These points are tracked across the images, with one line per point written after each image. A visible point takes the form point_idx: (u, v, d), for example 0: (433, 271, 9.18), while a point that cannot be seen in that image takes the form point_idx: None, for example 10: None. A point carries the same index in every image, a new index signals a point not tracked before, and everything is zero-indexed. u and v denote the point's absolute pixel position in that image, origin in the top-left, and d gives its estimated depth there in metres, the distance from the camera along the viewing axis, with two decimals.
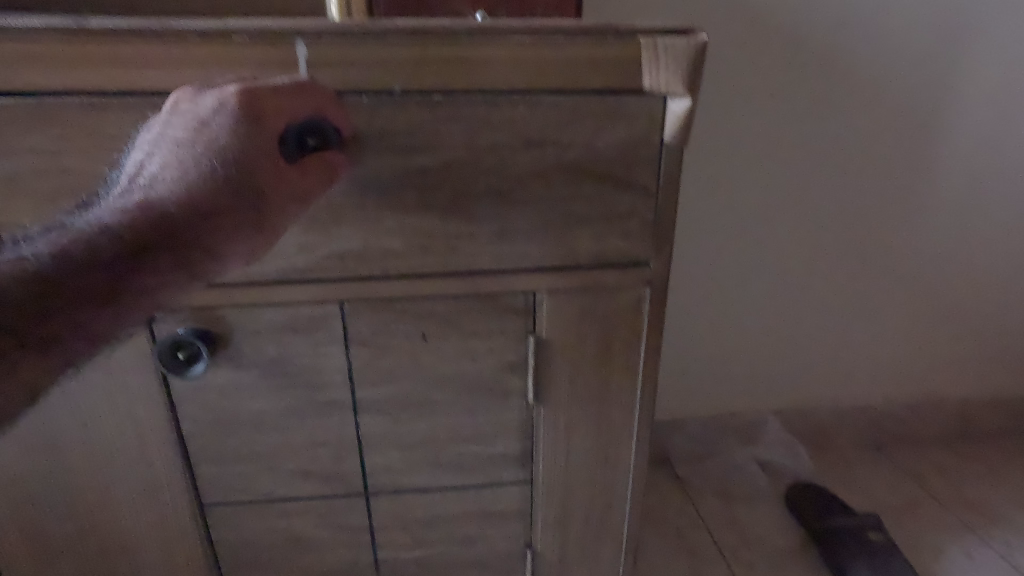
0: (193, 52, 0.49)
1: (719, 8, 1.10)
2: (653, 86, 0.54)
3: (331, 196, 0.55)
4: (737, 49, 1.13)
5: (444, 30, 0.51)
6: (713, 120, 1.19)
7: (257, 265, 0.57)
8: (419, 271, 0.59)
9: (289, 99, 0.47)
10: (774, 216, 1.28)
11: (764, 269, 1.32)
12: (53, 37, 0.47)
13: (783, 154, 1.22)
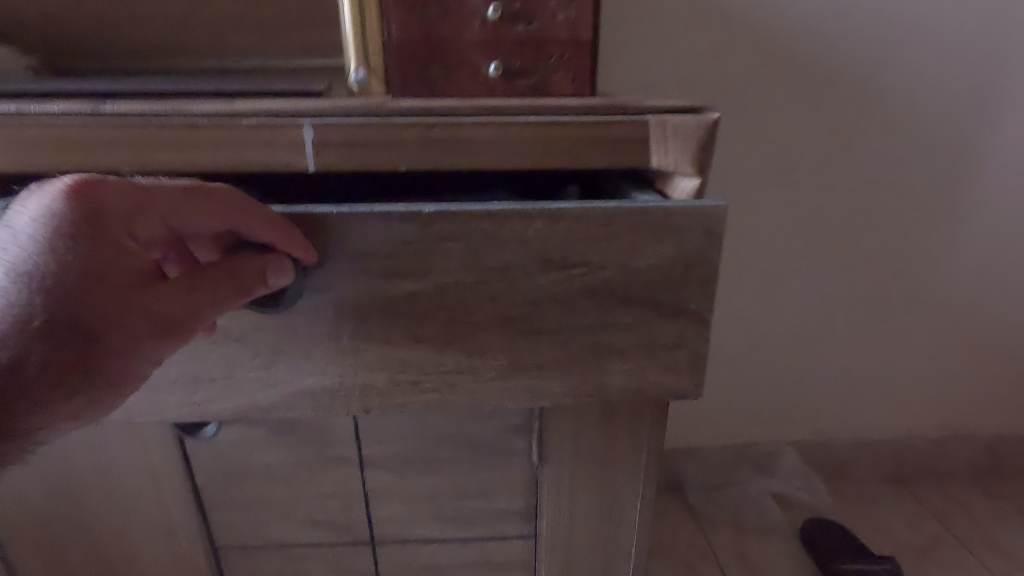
0: (203, 134, 0.50)
1: (745, 41, 1.08)
2: (661, 164, 0.53)
3: (308, 325, 0.42)
4: (760, 78, 1.10)
5: (450, 112, 0.52)
6: (735, 149, 1.16)
7: (195, 395, 0.44)
8: (407, 404, 0.45)
9: (163, 203, 0.35)
10: (798, 249, 1.25)
11: (785, 301, 1.30)
12: (70, 122, 0.49)
13: (806, 184, 1.19)
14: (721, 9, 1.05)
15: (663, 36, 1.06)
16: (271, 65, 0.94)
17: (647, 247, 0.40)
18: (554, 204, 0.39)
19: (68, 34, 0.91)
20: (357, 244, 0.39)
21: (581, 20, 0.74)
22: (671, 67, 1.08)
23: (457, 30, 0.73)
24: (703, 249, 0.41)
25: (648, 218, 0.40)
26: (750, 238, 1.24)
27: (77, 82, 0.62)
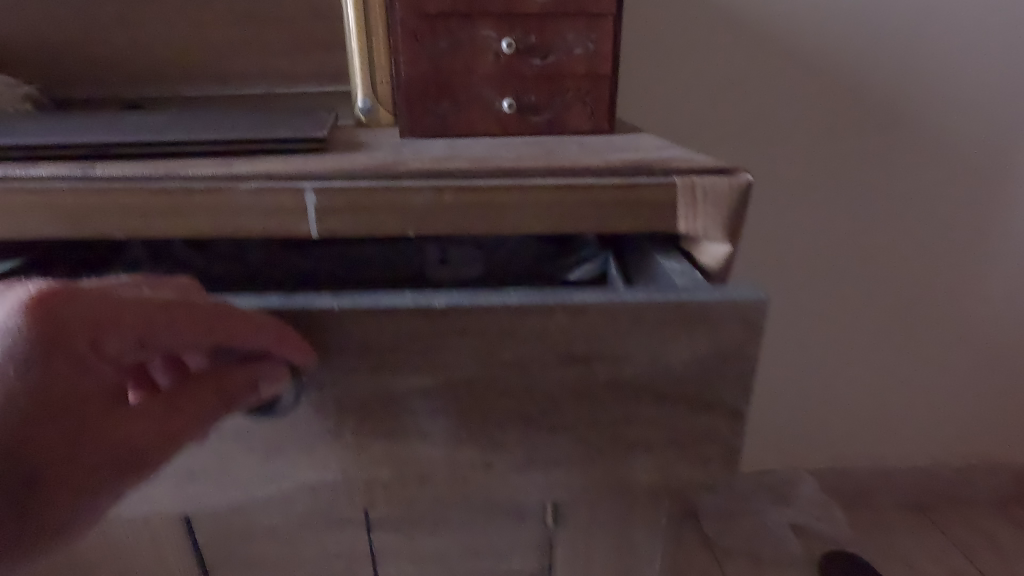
0: (197, 199, 0.47)
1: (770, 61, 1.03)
2: (689, 230, 0.49)
3: (308, 420, 0.38)
4: (785, 98, 1.05)
5: (462, 176, 0.48)
6: (758, 173, 1.11)
7: (189, 486, 0.41)
8: (416, 499, 0.41)
9: (139, 321, 0.31)
10: (824, 274, 1.20)
11: (808, 326, 1.25)
12: (58, 187, 0.47)
13: (832, 208, 1.14)
14: (745, 29, 1.00)
15: (683, 57, 1.01)
16: (276, 92, 0.90)
17: (682, 343, 0.35)
18: (577, 296, 0.35)
19: (64, 60, 0.87)
20: (359, 342, 0.36)
21: (600, 54, 0.70)
22: (692, 88, 1.03)
23: (469, 65, 0.69)
24: (748, 345, 0.36)
25: (684, 313, 0.35)
26: (772, 264, 1.19)
27: (70, 130, 0.59)
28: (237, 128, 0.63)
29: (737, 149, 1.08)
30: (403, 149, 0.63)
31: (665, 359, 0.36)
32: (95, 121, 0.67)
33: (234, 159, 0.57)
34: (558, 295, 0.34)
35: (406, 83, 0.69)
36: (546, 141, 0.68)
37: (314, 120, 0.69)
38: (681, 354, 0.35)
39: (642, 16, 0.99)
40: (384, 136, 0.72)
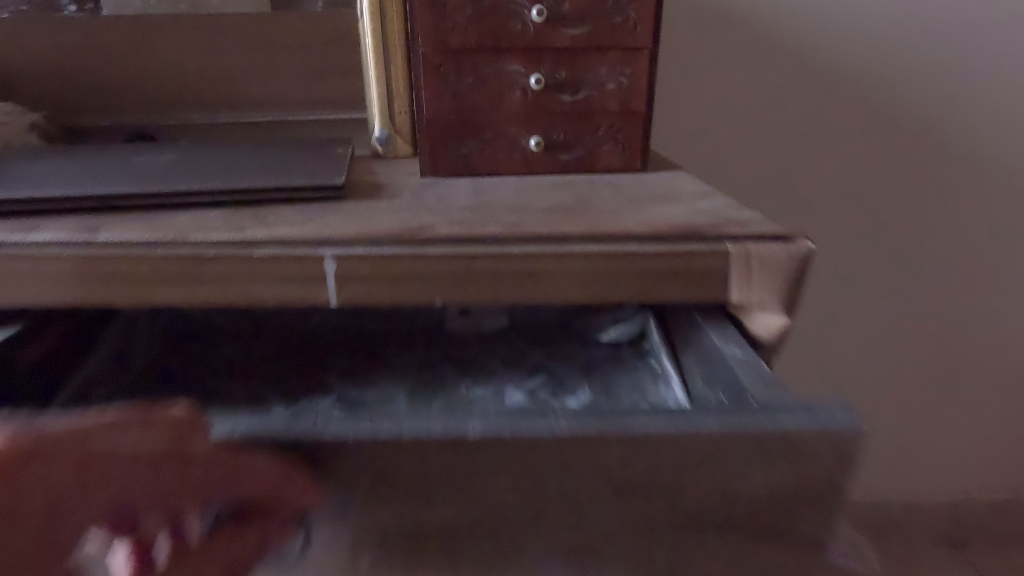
0: (210, 267, 0.44)
1: (820, 86, 0.92)
2: (741, 301, 0.45)
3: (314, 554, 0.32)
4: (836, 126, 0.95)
5: (496, 241, 0.45)
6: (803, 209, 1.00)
7: None
8: None
9: (114, 482, 0.26)
10: (871, 311, 1.10)
11: (850, 365, 1.16)
12: (61, 255, 0.43)
13: (882, 245, 1.04)
14: (795, 53, 0.90)
15: (725, 81, 0.91)
16: (288, 119, 0.86)
17: (758, 474, 0.31)
18: (643, 426, 0.30)
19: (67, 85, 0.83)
20: (380, 473, 0.30)
21: (635, 89, 0.65)
22: (733, 113, 0.93)
23: (494, 101, 0.65)
24: (833, 473, 0.31)
25: (765, 441, 0.30)
26: (813, 300, 1.10)
27: (72, 177, 0.56)
28: (248, 172, 0.59)
29: (780, 183, 0.98)
30: (426, 194, 0.60)
31: (738, 488, 0.31)
32: (100, 161, 0.63)
33: (246, 210, 0.53)
34: (619, 423, 0.30)
35: (428, 120, 0.65)
36: (577, 183, 0.64)
37: (329, 158, 0.65)
38: (753, 482, 0.31)
39: (681, 35, 0.88)
40: (404, 175, 0.68)
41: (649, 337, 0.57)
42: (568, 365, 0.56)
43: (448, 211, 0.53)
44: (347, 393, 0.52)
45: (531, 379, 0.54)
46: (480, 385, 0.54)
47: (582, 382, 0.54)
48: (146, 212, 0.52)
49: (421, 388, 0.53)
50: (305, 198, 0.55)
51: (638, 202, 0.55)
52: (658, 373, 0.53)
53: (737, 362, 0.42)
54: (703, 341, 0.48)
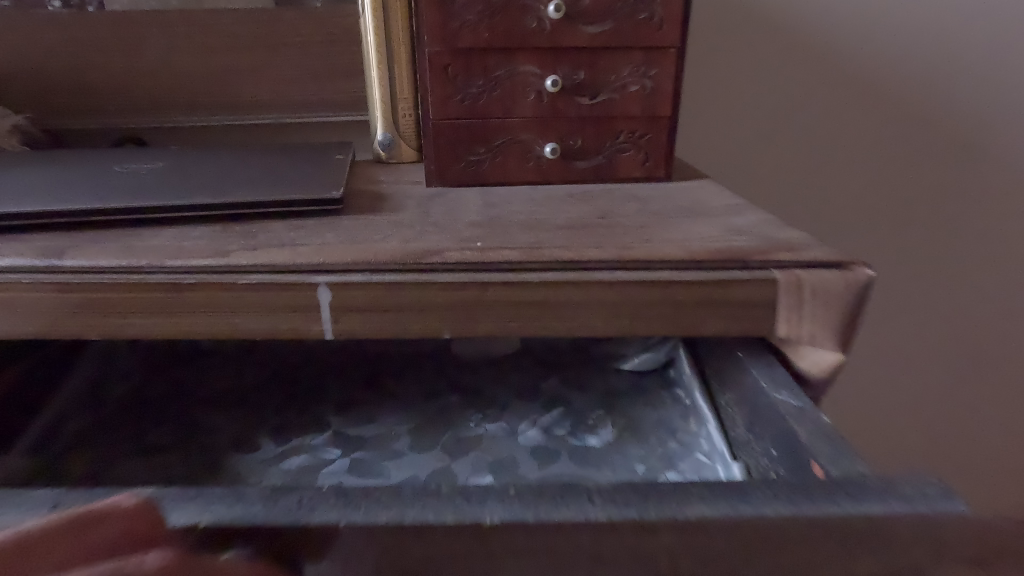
0: (190, 295, 0.39)
1: (896, 103, 0.79)
2: (790, 334, 0.41)
3: None
4: (898, 141, 0.81)
5: (512, 267, 0.40)
6: (861, 235, 0.86)
7: None
8: None
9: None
10: (948, 360, 0.95)
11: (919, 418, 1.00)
12: (23, 281, 0.39)
13: (954, 274, 0.89)
14: (865, 65, 0.77)
15: (769, 88, 0.77)
16: (286, 121, 0.81)
17: (833, 569, 0.26)
18: (693, 511, 0.25)
19: (49, 86, 0.78)
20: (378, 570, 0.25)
21: (660, 92, 0.60)
22: (790, 132, 0.80)
23: (507, 106, 0.60)
24: (924, 569, 0.26)
25: (841, 530, 0.25)
26: (878, 350, 0.94)
27: (42, 190, 0.51)
28: (237, 183, 0.53)
29: (841, 213, 0.85)
30: (433, 208, 0.54)
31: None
32: (79, 170, 0.58)
33: (234, 227, 0.48)
34: (665, 509, 0.25)
35: (434, 126, 0.60)
36: (597, 195, 0.58)
37: (326, 165, 0.60)
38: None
39: (733, 40, 0.75)
40: (408, 185, 0.62)
41: (677, 366, 0.55)
42: (591, 399, 0.55)
43: (457, 228, 0.48)
44: (349, 429, 0.51)
45: (547, 414, 0.53)
46: (492, 421, 0.52)
47: (604, 417, 0.52)
48: (123, 230, 0.47)
49: (425, 422, 0.52)
50: (299, 212, 0.50)
51: (666, 218, 0.50)
52: (687, 405, 0.52)
53: (790, 413, 0.36)
54: (742, 378, 0.43)
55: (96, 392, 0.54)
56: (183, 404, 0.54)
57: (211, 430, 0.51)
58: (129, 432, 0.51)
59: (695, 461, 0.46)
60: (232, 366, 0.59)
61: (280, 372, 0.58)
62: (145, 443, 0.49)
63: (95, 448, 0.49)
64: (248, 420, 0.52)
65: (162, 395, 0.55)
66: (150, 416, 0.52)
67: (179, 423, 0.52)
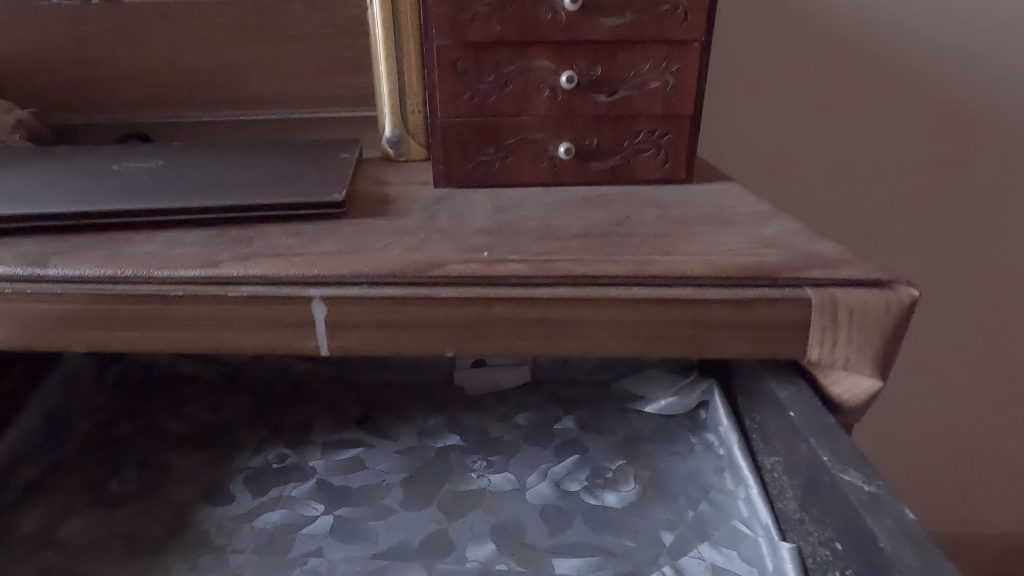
0: (177, 308, 0.37)
1: (938, 103, 0.74)
2: (823, 358, 0.38)
3: None
4: (942, 141, 0.75)
5: (521, 281, 0.37)
6: (899, 242, 0.81)
7: None
8: None
9: None
10: (986, 381, 0.89)
11: (955, 441, 0.93)
12: (6, 292, 0.37)
13: (1003, 286, 0.83)
14: (905, 60, 0.72)
15: (801, 82, 0.73)
16: (292, 117, 0.79)
17: None
18: None
19: (53, 80, 0.76)
20: None
21: (682, 89, 0.56)
22: (818, 134, 0.75)
23: (519, 103, 0.56)
24: None
25: None
26: (910, 369, 0.89)
27: (35, 193, 0.49)
28: (234, 185, 0.51)
29: (875, 222, 0.80)
30: (440, 212, 0.51)
31: None
32: (75, 169, 0.56)
33: (229, 232, 0.46)
34: None
35: (443, 124, 0.57)
36: (613, 199, 0.55)
37: (329, 165, 0.57)
38: None
39: (762, 32, 0.71)
40: (415, 186, 0.59)
41: (709, 410, 0.53)
42: (613, 445, 0.53)
43: (463, 235, 0.45)
44: (335, 477, 0.50)
45: (561, 463, 0.51)
46: (497, 472, 0.50)
47: (625, 469, 0.50)
48: (114, 234, 0.45)
49: (418, 471, 0.50)
50: (298, 216, 0.48)
51: (687, 227, 0.46)
52: (721, 458, 0.49)
53: (863, 501, 0.31)
54: (790, 439, 0.39)
55: (72, 426, 0.56)
56: (155, 439, 0.55)
57: (180, 473, 0.51)
58: (95, 473, 0.51)
59: (731, 529, 0.44)
60: (208, 395, 0.60)
61: (265, 407, 0.58)
62: (117, 490, 0.49)
63: (61, 491, 0.50)
64: (219, 460, 0.52)
65: (135, 428, 0.56)
66: (120, 454, 0.53)
67: (153, 467, 0.52)
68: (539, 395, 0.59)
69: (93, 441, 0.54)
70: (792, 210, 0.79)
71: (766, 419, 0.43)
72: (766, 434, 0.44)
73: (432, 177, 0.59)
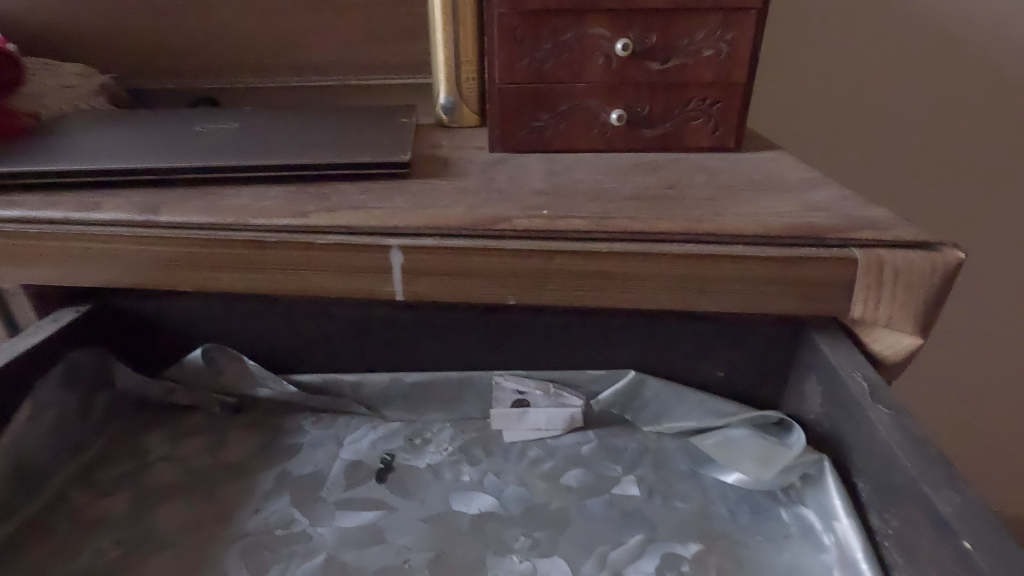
0: (271, 254, 0.42)
1: (1000, 76, 0.72)
2: (864, 317, 0.40)
3: None
4: (1001, 114, 0.74)
5: (579, 239, 0.40)
6: (950, 217, 0.80)
7: None
8: None
9: None
10: None
11: (995, 414, 0.95)
12: (125, 235, 0.42)
13: None
14: (967, 31, 0.70)
15: (856, 51, 0.72)
16: (349, 84, 0.82)
17: None
18: None
19: (130, 49, 0.81)
20: None
21: (735, 58, 0.57)
22: (869, 112, 0.75)
23: (574, 71, 0.58)
24: None
25: None
26: (947, 352, 0.89)
27: (132, 150, 0.54)
28: (308, 146, 0.55)
29: (926, 197, 0.79)
30: (498, 174, 0.54)
31: None
32: (162, 130, 0.61)
33: (307, 188, 0.50)
34: None
35: (500, 91, 0.59)
36: (663, 164, 0.57)
37: (393, 129, 0.61)
38: None
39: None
40: (471, 150, 0.63)
41: (811, 485, 0.47)
42: (686, 524, 0.48)
43: (522, 195, 0.48)
44: (347, 553, 0.46)
45: (619, 546, 0.46)
46: (543, 556, 0.46)
47: (703, 560, 0.45)
48: (206, 188, 0.50)
49: (446, 548, 0.47)
50: (368, 175, 0.51)
51: (735, 191, 0.48)
52: (828, 553, 0.44)
53: None
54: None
55: (54, 473, 0.52)
56: (147, 493, 0.52)
57: (171, 539, 0.48)
58: (73, 538, 0.48)
59: None
60: (208, 435, 0.57)
61: (268, 445, 0.56)
62: (105, 555, 0.46)
63: (40, 555, 0.46)
64: (213, 526, 0.48)
65: (125, 477, 0.53)
66: (105, 511, 0.50)
67: (148, 525, 0.49)
68: (591, 441, 0.56)
69: (86, 493, 0.52)
70: (842, 180, 0.79)
71: (912, 532, 0.36)
72: (909, 548, 0.37)
73: (488, 141, 0.62)
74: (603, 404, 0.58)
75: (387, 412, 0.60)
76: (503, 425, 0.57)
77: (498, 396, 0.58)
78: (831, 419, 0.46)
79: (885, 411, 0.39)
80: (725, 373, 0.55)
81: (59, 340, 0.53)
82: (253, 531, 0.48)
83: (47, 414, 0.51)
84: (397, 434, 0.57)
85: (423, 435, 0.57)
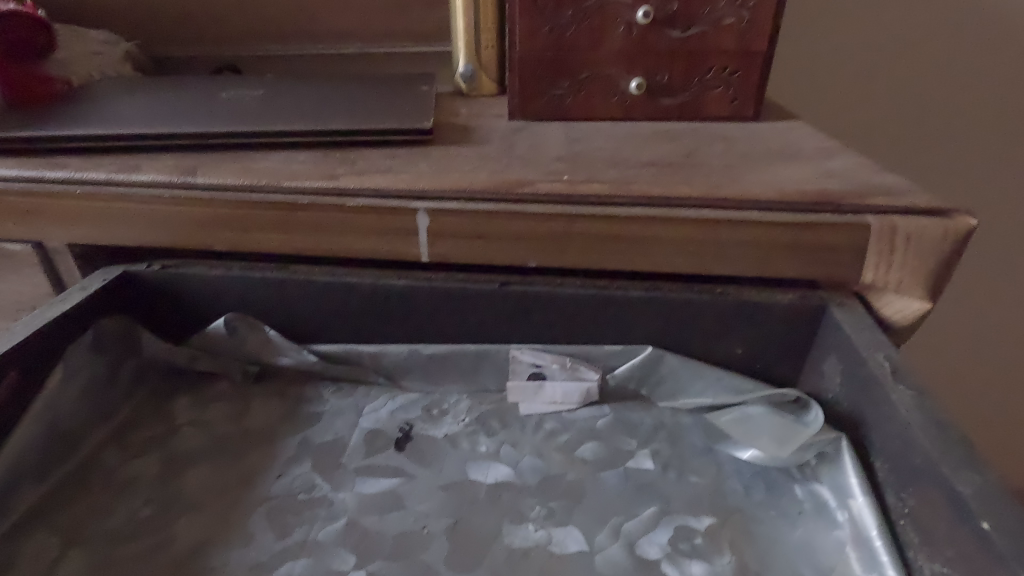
0: (301, 215, 0.43)
1: None
2: (875, 281, 0.42)
3: None
4: None
5: (600, 204, 0.41)
6: (970, 190, 0.79)
7: None
8: None
9: None
10: None
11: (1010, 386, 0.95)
12: (162, 196, 0.44)
13: None
14: None
15: (882, 18, 0.71)
16: (368, 52, 0.82)
17: None
18: None
19: (154, 16, 0.82)
20: None
21: (756, 25, 0.57)
22: (892, 81, 0.74)
23: (594, 39, 0.59)
24: None
25: None
26: (962, 324, 0.89)
27: (163, 116, 0.55)
28: (333, 113, 0.56)
29: (947, 168, 0.78)
30: (519, 141, 0.55)
31: None
32: (189, 96, 0.62)
33: (333, 154, 0.51)
34: None
35: (520, 58, 0.60)
36: (681, 133, 0.58)
37: (414, 97, 0.62)
38: None
39: None
40: (491, 118, 0.63)
41: (829, 465, 0.47)
42: (700, 498, 0.48)
43: (543, 161, 0.49)
44: (367, 518, 0.47)
45: (634, 518, 0.46)
46: (558, 526, 0.46)
47: (716, 534, 0.45)
48: (235, 153, 0.51)
49: (463, 515, 0.47)
50: (392, 141, 0.53)
51: (752, 159, 0.49)
52: (841, 530, 0.44)
53: None
54: (976, 557, 0.32)
55: (86, 436, 0.52)
56: (173, 458, 0.51)
57: (199, 503, 0.48)
58: (105, 499, 0.48)
59: None
60: (231, 401, 0.57)
61: (291, 411, 0.56)
62: (135, 517, 0.47)
63: (72, 515, 0.46)
64: (239, 490, 0.49)
65: (154, 441, 0.53)
66: (134, 474, 0.50)
67: (175, 488, 0.49)
68: (607, 415, 0.55)
69: (115, 456, 0.51)
70: (863, 151, 0.78)
71: (929, 512, 0.36)
72: (924, 527, 0.37)
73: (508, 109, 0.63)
74: (618, 380, 0.55)
75: (404, 382, 0.58)
76: (520, 397, 0.56)
77: (514, 368, 0.56)
78: (852, 399, 0.46)
79: (908, 391, 0.39)
80: (745, 351, 0.52)
81: (89, 307, 0.51)
82: (275, 494, 0.49)
83: (78, 378, 0.51)
84: (415, 405, 0.56)
85: (440, 406, 0.56)
